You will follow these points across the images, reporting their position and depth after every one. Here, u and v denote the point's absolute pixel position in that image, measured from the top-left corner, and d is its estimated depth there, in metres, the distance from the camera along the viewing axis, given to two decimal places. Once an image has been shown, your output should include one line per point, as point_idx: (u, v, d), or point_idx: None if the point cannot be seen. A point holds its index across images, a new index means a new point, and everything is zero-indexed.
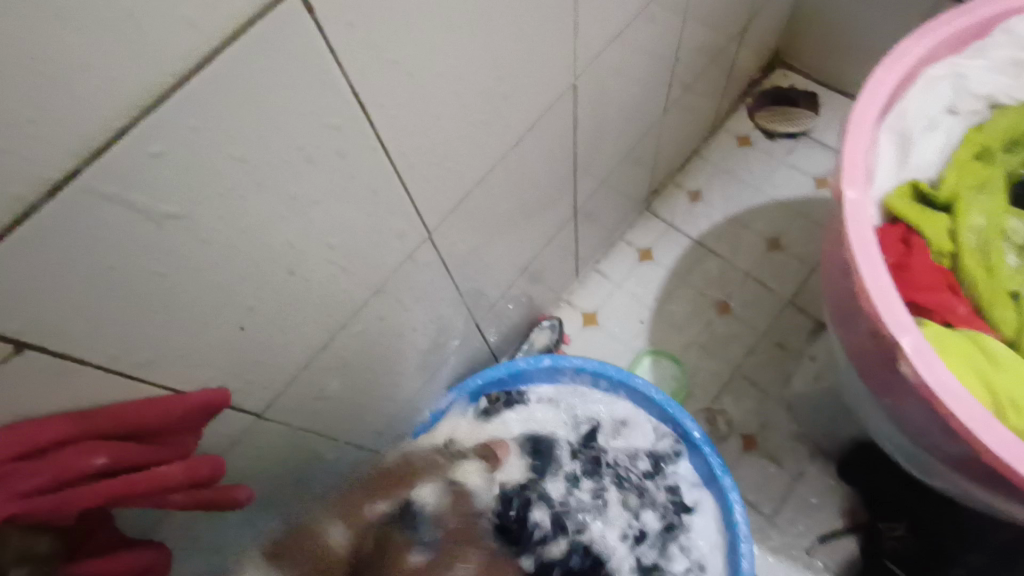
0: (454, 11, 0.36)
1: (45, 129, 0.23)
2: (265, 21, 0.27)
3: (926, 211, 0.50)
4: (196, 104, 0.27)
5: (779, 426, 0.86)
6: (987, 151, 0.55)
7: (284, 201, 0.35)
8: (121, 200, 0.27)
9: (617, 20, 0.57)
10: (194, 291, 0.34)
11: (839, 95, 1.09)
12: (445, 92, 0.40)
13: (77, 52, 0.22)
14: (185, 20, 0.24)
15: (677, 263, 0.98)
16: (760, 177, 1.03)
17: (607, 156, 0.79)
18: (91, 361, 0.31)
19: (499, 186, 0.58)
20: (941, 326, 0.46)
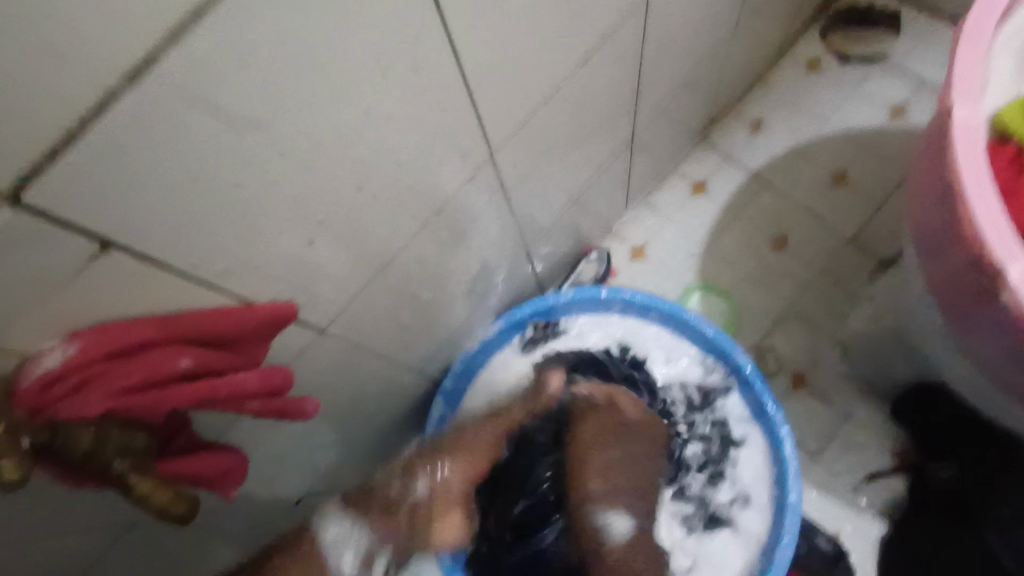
0: None
1: (136, 18, 0.22)
2: None
3: None
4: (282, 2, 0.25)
5: (830, 365, 0.84)
6: None
7: (359, 116, 0.33)
8: (206, 106, 0.26)
9: None
10: (268, 203, 0.33)
11: (924, 14, 0.99)
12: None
13: None
14: None
15: (732, 197, 0.94)
16: (829, 106, 0.96)
17: (669, 79, 0.74)
18: (173, 268, 0.31)
19: (562, 107, 0.55)
20: None
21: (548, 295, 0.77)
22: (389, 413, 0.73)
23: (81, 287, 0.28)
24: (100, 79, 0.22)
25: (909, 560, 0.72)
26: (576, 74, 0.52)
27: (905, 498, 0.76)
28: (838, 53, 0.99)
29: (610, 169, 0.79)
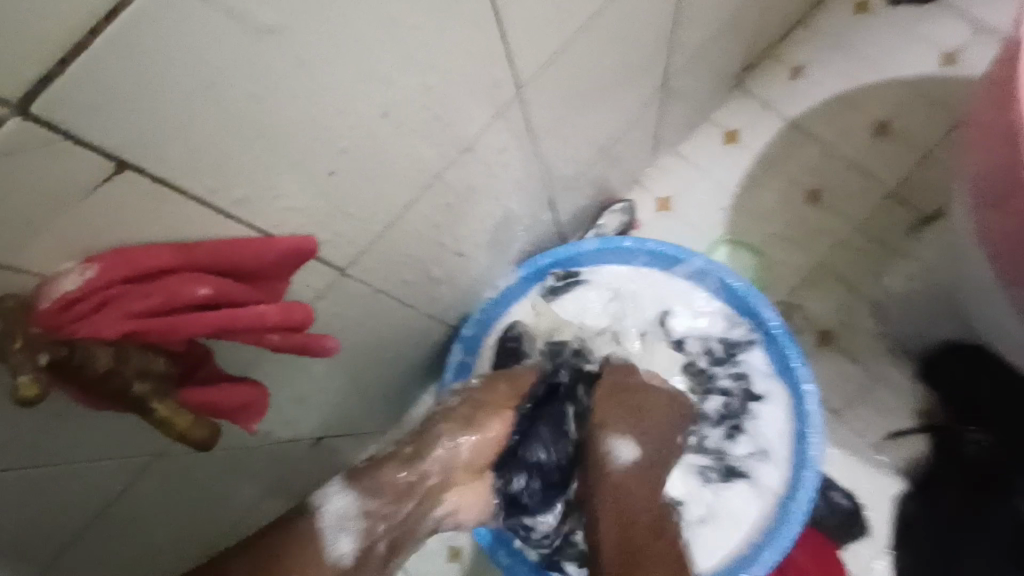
0: None
1: None
2: None
3: None
4: None
5: (861, 324, 0.82)
6: None
7: (381, 24, 0.32)
8: (219, 4, 0.25)
9: None
10: (288, 122, 0.32)
11: None
12: None
13: None
14: None
15: (769, 149, 0.89)
16: (876, 51, 0.90)
17: (707, 16, 0.70)
18: (189, 192, 0.30)
19: (596, 38, 0.52)
20: None
21: (569, 244, 0.74)
22: (408, 361, 0.73)
23: (92, 210, 0.28)
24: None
25: (927, 517, 0.73)
26: (609, 0, 0.49)
27: (929, 455, 0.75)
28: None
29: (641, 114, 0.75)
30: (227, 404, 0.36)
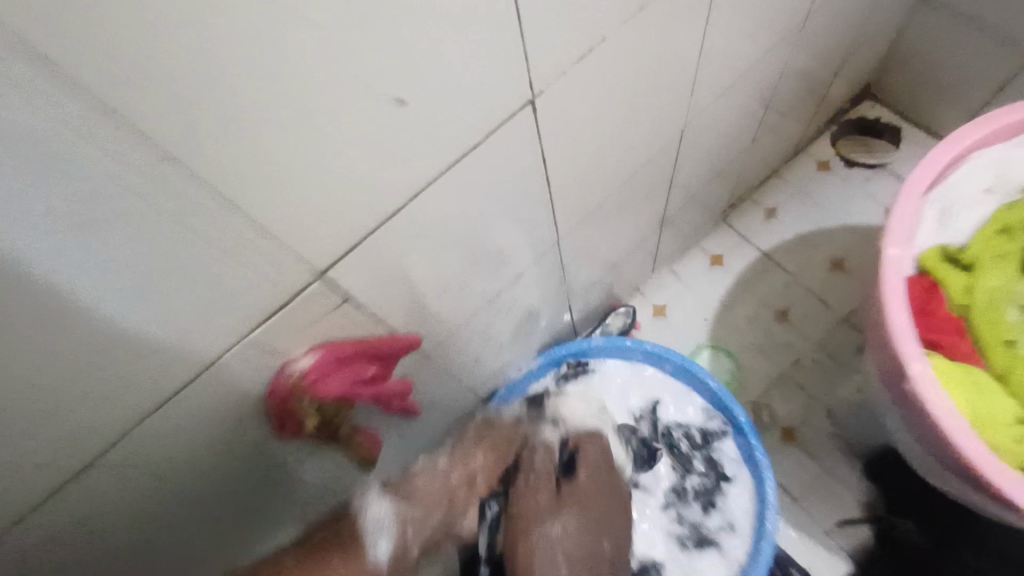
0: (599, 91, 0.53)
1: (363, 176, 0.39)
2: (493, 107, 0.44)
3: (951, 268, 0.57)
4: (450, 158, 0.44)
5: (818, 424, 0.99)
6: (1011, 230, 0.59)
7: (476, 211, 0.52)
8: (399, 214, 0.45)
9: (717, 77, 0.70)
10: (414, 266, 0.51)
11: (920, 129, 1.16)
12: (582, 134, 0.56)
13: (408, 134, 0.39)
14: (457, 115, 0.41)
15: (745, 272, 1.10)
16: (835, 202, 1.13)
17: (698, 171, 0.92)
18: (360, 302, 0.50)
19: (608, 201, 0.73)
20: (945, 360, 0.54)
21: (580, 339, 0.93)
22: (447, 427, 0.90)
23: (312, 318, 0.47)
24: (355, 197, 0.41)
25: None
26: (618, 179, 0.71)
27: (873, 543, 0.90)
28: (846, 156, 1.16)
29: (641, 243, 0.96)
30: (355, 421, 0.62)
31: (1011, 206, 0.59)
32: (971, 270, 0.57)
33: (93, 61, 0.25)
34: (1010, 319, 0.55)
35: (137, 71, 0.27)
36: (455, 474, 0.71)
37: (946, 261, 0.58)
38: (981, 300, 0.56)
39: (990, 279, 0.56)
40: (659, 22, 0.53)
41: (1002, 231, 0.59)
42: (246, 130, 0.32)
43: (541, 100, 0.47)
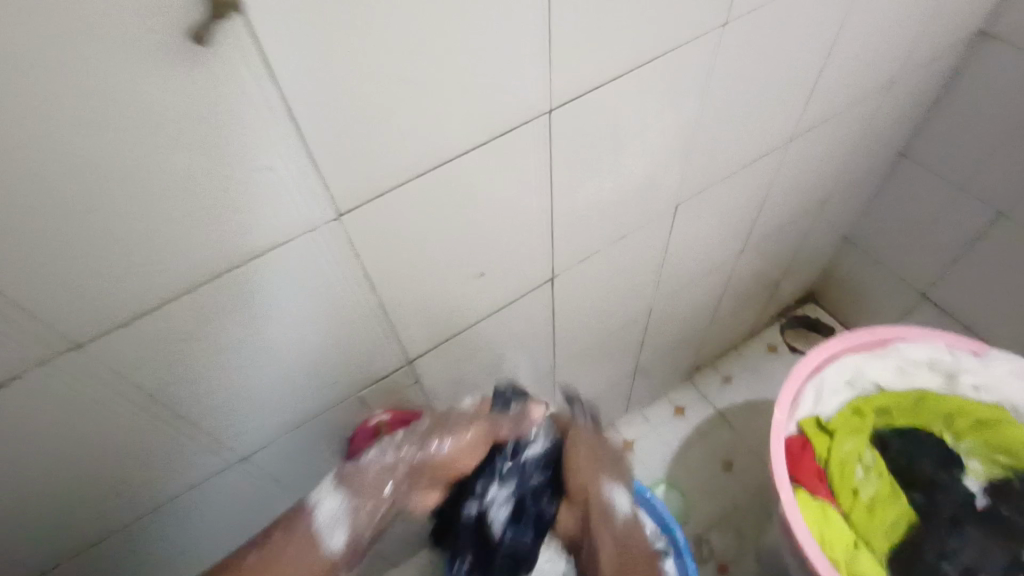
0: (588, 275, 0.81)
1: (453, 306, 0.67)
2: (521, 279, 0.72)
3: (819, 434, 0.83)
4: (494, 303, 0.72)
5: (747, 563, 1.17)
6: (864, 412, 0.85)
7: (499, 338, 0.79)
8: (459, 332, 0.72)
9: (677, 277, 0.99)
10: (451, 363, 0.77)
11: (850, 330, 1.44)
12: (575, 298, 0.83)
13: (481, 288, 0.68)
14: (506, 280, 0.70)
15: (701, 424, 1.34)
16: (779, 379, 1.38)
17: (666, 340, 1.18)
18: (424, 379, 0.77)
19: (592, 346, 0.99)
20: (808, 496, 0.79)
21: None
22: None
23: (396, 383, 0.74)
24: (440, 321, 0.68)
25: None
26: (601, 332, 0.98)
27: None
28: (790, 345, 1.44)
29: (617, 386, 1.21)
30: None
31: (863, 396, 0.86)
32: (833, 436, 0.84)
33: (369, 252, 0.54)
34: (857, 474, 0.83)
35: (376, 252, 0.55)
36: (403, 483, 0.69)
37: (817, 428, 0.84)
38: (837, 460, 0.83)
39: (846, 446, 0.83)
40: (634, 238, 0.81)
41: (857, 411, 0.86)
42: (413, 277, 0.60)
43: (557, 277, 0.76)
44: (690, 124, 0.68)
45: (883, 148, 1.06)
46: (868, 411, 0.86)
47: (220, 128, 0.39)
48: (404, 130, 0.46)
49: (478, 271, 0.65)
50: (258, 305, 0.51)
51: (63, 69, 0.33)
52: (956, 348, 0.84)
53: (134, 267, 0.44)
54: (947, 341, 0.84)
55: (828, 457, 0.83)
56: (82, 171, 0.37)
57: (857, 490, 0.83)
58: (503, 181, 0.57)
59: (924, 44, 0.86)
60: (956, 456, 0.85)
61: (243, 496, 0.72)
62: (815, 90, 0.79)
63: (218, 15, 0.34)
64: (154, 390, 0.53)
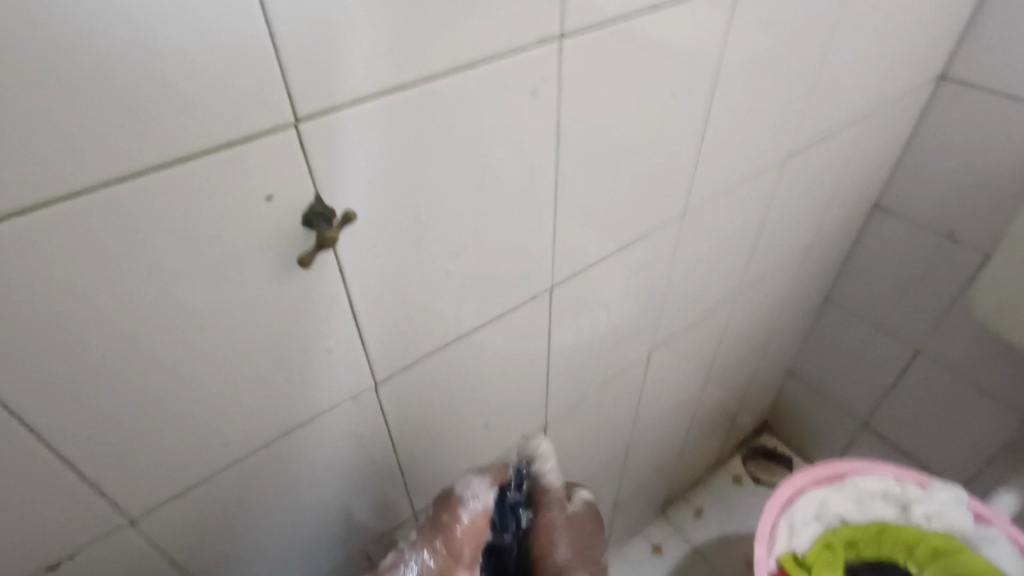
0: (572, 419, 0.87)
1: (457, 457, 0.73)
2: (516, 427, 0.78)
3: (798, 568, 0.86)
4: (492, 451, 0.77)
5: None
6: (834, 545, 0.90)
7: None
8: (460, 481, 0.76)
9: (649, 415, 1.07)
10: None
11: (804, 457, 1.53)
12: (560, 443, 0.89)
13: (482, 439, 0.74)
14: (502, 430, 0.76)
15: (678, 561, 1.34)
16: (747, 510, 1.43)
17: (640, 477, 1.23)
18: None
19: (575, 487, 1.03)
20: None
21: None
22: None
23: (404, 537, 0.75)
24: (444, 471, 0.73)
25: None
26: (583, 472, 1.02)
27: None
28: (754, 475, 1.50)
29: None
30: None
31: (831, 527, 0.92)
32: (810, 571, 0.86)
33: (397, 413, 0.61)
34: None
35: (404, 411, 0.61)
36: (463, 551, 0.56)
37: (795, 563, 0.87)
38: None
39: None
40: (611, 383, 0.89)
41: (828, 544, 0.90)
42: (427, 432, 0.66)
43: (547, 423, 0.83)
44: (655, 287, 0.80)
45: (812, 295, 1.23)
46: (838, 544, 0.90)
47: (297, 324, 0.46)
48: (438, 311, 0.56)
49: (481, 422, 0.72)
50: (307, 465, 0.56)
51: (191, 290, 0.40)
52: (906, 481, 0.94)
53: (212, 445, 0.48)
54: (897, 473, 0.95)
55: None
56: (181, 368, 0.43)
57: None
58: (509, 345, 0.66)
59: (833, 217, 1.05)
60: None
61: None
62: (753, 256, 0.94)
63: (317, 251, 0.43)
64: (182, 560, 0.53)
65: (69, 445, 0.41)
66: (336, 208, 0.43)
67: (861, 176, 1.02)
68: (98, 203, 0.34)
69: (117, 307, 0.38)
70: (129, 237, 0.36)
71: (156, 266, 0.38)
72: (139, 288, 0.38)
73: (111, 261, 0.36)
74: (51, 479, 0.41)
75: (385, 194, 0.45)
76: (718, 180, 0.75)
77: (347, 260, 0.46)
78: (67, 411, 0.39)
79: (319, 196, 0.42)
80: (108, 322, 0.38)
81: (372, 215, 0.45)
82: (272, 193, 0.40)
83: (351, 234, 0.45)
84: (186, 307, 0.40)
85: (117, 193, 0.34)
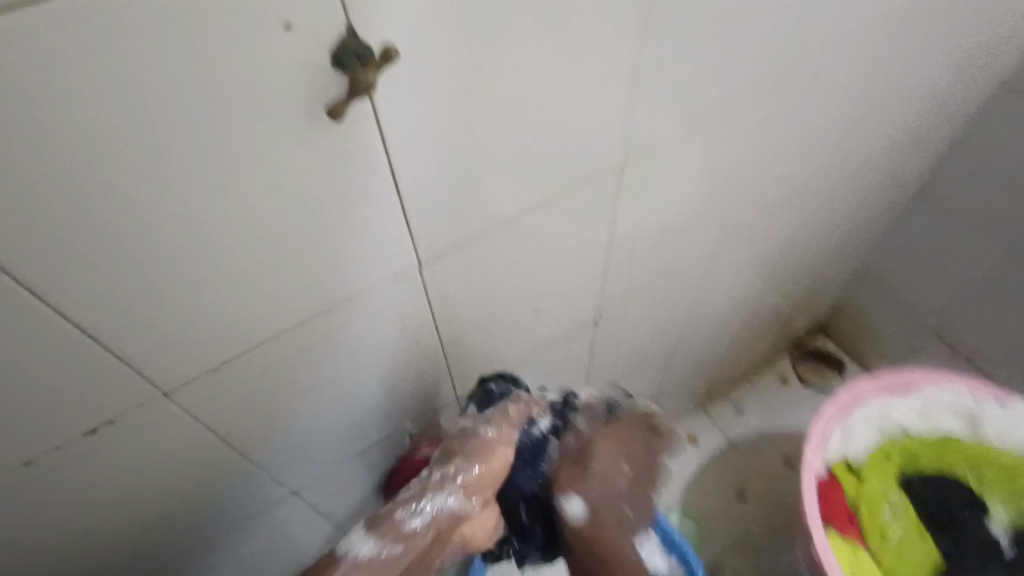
0: (623, 311, 0.82)
1: (503, 343, 0.69)
2: (566, 316, 0.73)
3: (847, 476, 0.87)
4: (538, 338, 0.73)
5: None
6: (889, 454, 0.90)
7: (538, 373, 0.79)
8: (503, 366, 0.73)
9: (705, 309, 1.00)
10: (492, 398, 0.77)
11: (858, 360, 1.46)
12: (608, 334, 0.84)
13: (529, 326, 0.69)
14: (551, 318, 0.71)
15: (713, 453, 1.35)
16: (789, 411, 1.40)
17: (684, 371, 1.19)
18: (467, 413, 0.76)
19: (618, 376, 1.00)
20: (837, 533, 0.82)
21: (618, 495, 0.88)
22: None
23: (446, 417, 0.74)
24: (489, 357, 0.69)
25: None
26: (628, 362, 0.98)
27: None
28: (801, 376, 1.46)
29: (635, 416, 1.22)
30: None
31: (890, 437, 0.89)
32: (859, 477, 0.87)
33: (442, 296, 0.56)
34: (883, 513, 0.88)
35: (449, 294, 0.56)
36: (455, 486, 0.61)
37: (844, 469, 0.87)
38: (864, 502, 0.87)
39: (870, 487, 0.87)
40: (670, 276, 0.82)
41: (883, 454, 0.89)
42: (472, 316, 0.61)
43: (599, 314, 0.77)
44: (735, 172, 0.70)
45: (904, 190, 1.08)
46: (894, 454, 0.90)
47: (331, 191, 0.40)
48: (492, 185, 0.48)
49: (530, 309, 0.67)
50: (346, 345, 0.53)
51: (198, 145, 0.33)
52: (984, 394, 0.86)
53: (241, 319, 0.44)
54: (973, 387, 0.85)
55: (855, 497, 0.86)
56: (200, 238, 0.38)
57: (883, 530, 0.87)
58: (567, 228, 0.59)
59: (952, 98, 0.88)
60: (979, 502, 0.89)
61: (283, 526, 0.71)
62: (851, 142, 0.81)
63: (351, 98, 0.35)
64: (224, 432, 0.52)
65: (83, 313, 0.37)
66: (372, 44, 0.34)
67: (999, 44, 0.84)
68: (64, 24, 0.26)
69: (112, 161, 0.32)
70: (112, 73, 0.29)
71: (152, 115, 0.31)
72: (138, 136, 0.31)
73: (97, 105, 0.29)
74: (67, 348, 0.38)
75: (432, 27, 0.35)
76: (833, 42, 0.61)
77: (387, 115, 0.38)
78: (74, 276, 0.35)
79: (350, 27, 0.33)
80: (104, 178, 0.32)
81: (416, 56, 0.36)
82: (293, 21, 0.31)
83: (392, 81, 0.36)
84: (196, 167, 0.34)
85: (88, 11, 0.26)
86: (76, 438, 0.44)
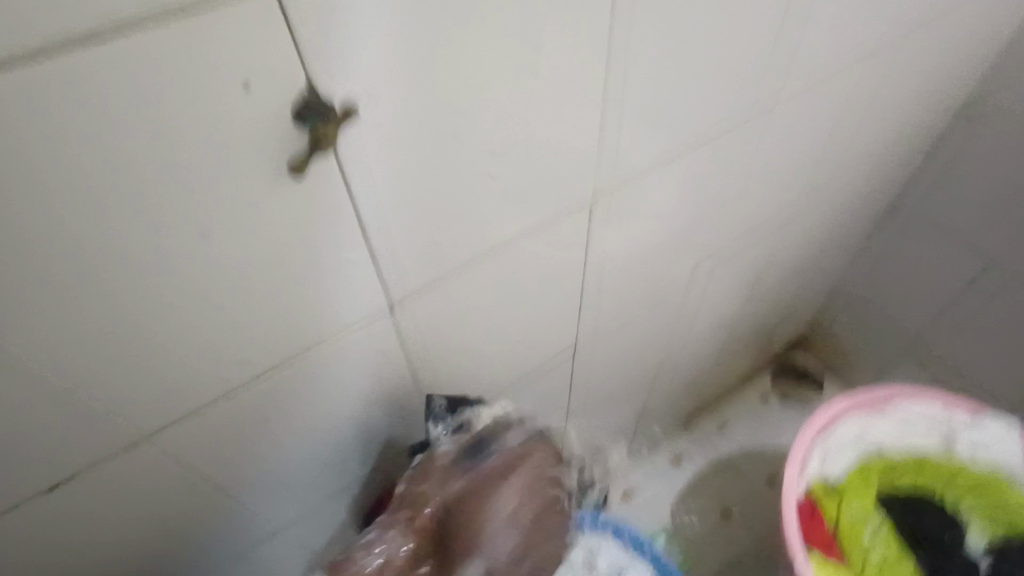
0: (601, 338, 0.82)
1: (480, 376, 0.68)
2: (543, 346, 0.73)
3: (827, 497, 0.87)
4: (516, 369, 0.73)
5: None
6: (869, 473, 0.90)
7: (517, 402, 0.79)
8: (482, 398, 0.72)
9: (685, 330, 1.01)
10: None
11: (838, 376, 1.48)
12: (587, 361, 0.84)
13: (506, 358, 0.69)
14: (528, 349, 0.71)
15: (697, 472, 1.35)
16: (772, 427, 1.41)
17: (665, 392, 1.19)
18: None
19: (601, 401, 1.00)
20: (818, 557, 0.82)
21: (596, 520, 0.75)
22: None
23: None
24: (466, 390, 0.69)
25: None
26: (609, 387, 0.98)
27: None
28: (782, 392, 1.47)
29: (619, 439, 1.21)
30: None
31: (868, 456, 0.90)
32: (841, 498, 0.87)
33: (416, 334, 0.55)
34: (864, 534, 0.88)
35: (423, 331, 0.56)
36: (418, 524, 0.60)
37: (824, 490, 0.87)
38: (845, 523, 0.87)
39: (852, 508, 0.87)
40: (647, 303, 0.83)
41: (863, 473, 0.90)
42: (448, 353, 0.61)
43: (577, 344, 0.78)
44: (705, 202, 0.71)
45: (874, 209, 1.11)
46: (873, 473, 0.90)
47: (297, 240, 0.40)
48: (462, 227, 0.49)
49: (507, 342, 0.67)
50: (320, 388, 0.52)
51: (158, 199, 0.33)
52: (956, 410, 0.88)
53: (209, 369, 0.44)
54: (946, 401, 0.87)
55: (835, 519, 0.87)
56: (165, 291, 0.37)
57: (864, 551, 0.88)
58: (542, 263, 0.59)
59: (914, 121, 0.91)
60: (957, 518, 0.90)
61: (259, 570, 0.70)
62: (818, 166, 0.83)
63: (312, 153, 0.36)
64: (194, 480, 0.51)
65: (41, 370, 0.36)
66: (332, 99, 0.34)
67: (957, 70, 0.87)
68: (12, 91, 0.26)
69: (69, 220, 0.31)
70: (69, 136, 0.28)
71: (109, 173, 0.31)
72: (97, 197, 0.31)
73: (51, 168, 0.29)
74: (27, 406, 0.38)
75: (393, 82, 0.36)
76: (796, 74, 0.63)
77: (351, 166, 0.38)
78: (32, 333, 0.35)
79: (312, 85, 0.33)
80: (61, 239, 0.32)
81: (378, 109, 0.36)
82: (250, 79, 0.31)
83: (358, 135, 0.37)
84: (156, 222, 0.34)
85: (36, 78, 0.26)
86: (37, 495, 0.43)
